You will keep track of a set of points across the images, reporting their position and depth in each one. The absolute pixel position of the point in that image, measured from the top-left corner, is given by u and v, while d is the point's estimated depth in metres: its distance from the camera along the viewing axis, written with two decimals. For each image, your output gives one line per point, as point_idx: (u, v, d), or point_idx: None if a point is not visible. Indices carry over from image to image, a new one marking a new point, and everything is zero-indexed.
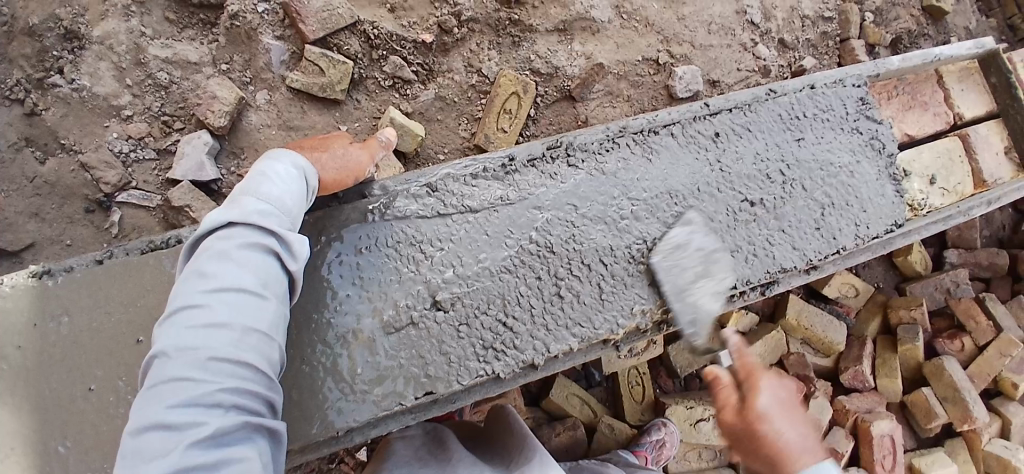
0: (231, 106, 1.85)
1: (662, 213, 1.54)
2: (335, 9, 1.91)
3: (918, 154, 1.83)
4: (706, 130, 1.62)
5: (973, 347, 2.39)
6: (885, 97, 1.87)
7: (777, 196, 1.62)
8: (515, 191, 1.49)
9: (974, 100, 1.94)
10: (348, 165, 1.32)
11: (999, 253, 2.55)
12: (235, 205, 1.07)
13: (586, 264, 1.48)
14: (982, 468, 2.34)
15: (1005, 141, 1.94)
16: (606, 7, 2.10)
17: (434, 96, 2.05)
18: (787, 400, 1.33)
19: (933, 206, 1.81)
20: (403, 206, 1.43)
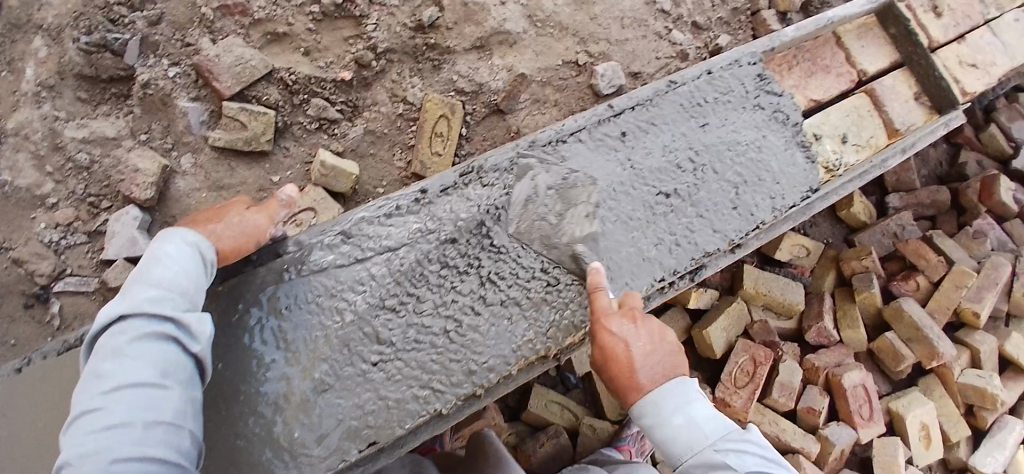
0: (155, 176, 1.83)
1: (581, 220, 1.55)
2: (247, 61, 1.89)
3: (826, 117, 1.90)
4: (613, 130, 1.64)
5: (928, 284, 2.46)
6: (785, 68, 1.92)
7: (690, 184, 1.66)
8: (431, 223, 1.48)
9: (874, 54, 2.00)
10: (245, 229, 1.32)
11: (938, 188, 2.60)
12: (126, 298, 1.14)
13: (512, 284, 1.48)
14: (960, 399, 2.40)
15: (912, 87, 2.01)
16: (519, 18, 2.12)
17: (363, 131, 2.02)
18: (634, 339, 1.35)
19: (848, 164, 1.88)
20: (319, 258, 1.42)
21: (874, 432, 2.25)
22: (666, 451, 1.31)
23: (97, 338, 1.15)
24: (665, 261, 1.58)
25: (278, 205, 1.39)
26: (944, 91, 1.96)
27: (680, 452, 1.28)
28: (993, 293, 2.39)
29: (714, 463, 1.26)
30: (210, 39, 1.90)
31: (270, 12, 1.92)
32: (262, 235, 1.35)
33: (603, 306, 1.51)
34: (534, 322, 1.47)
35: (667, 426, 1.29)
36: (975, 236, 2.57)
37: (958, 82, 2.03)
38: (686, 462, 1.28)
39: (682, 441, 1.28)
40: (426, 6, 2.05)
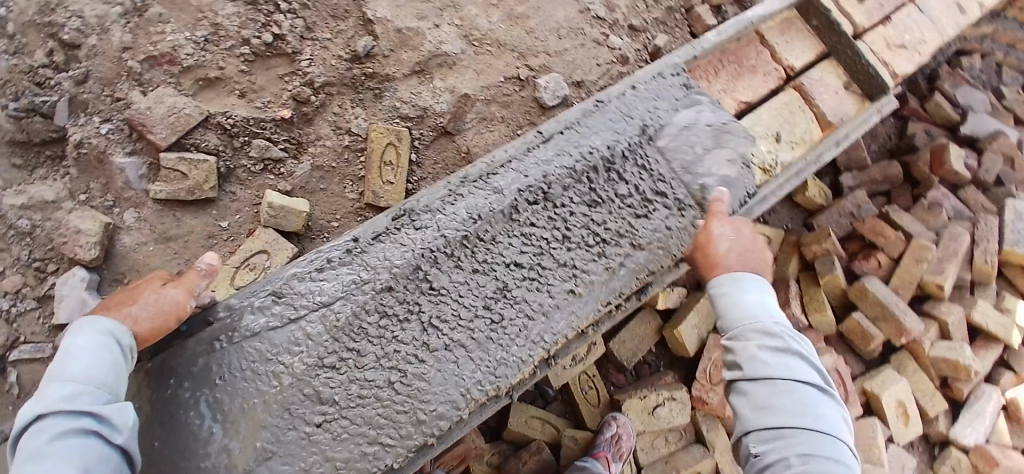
0: (98, 235, 1.77)
1: (518, 252, 1.55)
2: (180, 110, 1.86)
3: (757, 118, 1.92)
4: (545, 156, 1.64)
5: (890, 261, 2.46)
6: (712, 72, 1.95)
7: (625, 203, 1.66)
8: (366, 270, 1.45)
9: (800, 50, 2.04)
10: (162, 307, 1.31)
11: (891, 163, 2.63)
12: (42, 398, 1.15)
13: (456, 324, 1.47)
14: (933, 372, 2.41)
15: (840, 77, 2.06)
16: (455, 38, 2.11)
17: (310, 166, 2.00)
18: (732, 238, 1.54)
19: (784, 162, 1.90)
20: (251, 321, 1.40)
21: (852, 414, 2.26)
22: (728, 316, 1.41)
23: (20, 437, 1.17)
24: (610, 284, 1.60)
25: (196, 276, 1.38)
26: (874, 79, 2.00)
27: (742, 316, 1.39)
28: (953, 264, 2.41)
29: (772, 338, 1.34)
30: (141, 91, 1.87)
31: (199, 59, 1.89)
32: (183, 309, 1.34)
33: (551, 338, 1.52)
34: (482, 362, 1.46)
35: (742, 295, 1.41)
36: (930, 208, 2.59)
37: (888, 66, 2.08)
38: (742, 329, 1.37)
39: (748, 311, 1.39)
40: (359, 36, 2.04)
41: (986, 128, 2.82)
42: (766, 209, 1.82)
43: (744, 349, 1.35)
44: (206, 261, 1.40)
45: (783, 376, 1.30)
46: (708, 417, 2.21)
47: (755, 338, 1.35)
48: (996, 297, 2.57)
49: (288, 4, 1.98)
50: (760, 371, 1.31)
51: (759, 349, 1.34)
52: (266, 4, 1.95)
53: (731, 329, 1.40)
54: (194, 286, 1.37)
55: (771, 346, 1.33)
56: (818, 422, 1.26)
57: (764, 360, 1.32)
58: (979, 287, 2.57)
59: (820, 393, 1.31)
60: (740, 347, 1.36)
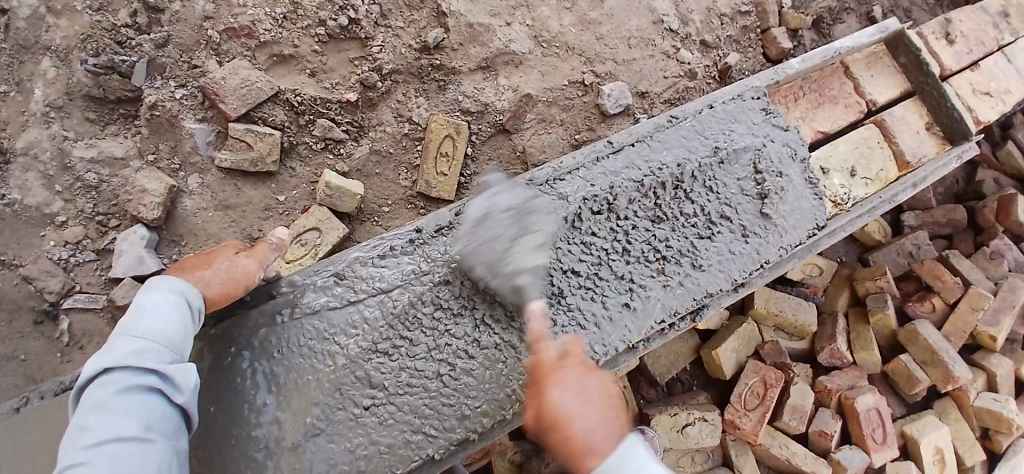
0: (162, 196, 1.84)
1: (576, 260, 1.53)
2: (252, 83, 1.90)
3: (833, 150, 1.87)
4: (612, 167, 1.62)
5: (944, 306, 2.37)
6: (791, 100, 1.90)
7: (690, 222, 1.63)
8: (427, 262, 1.49)
9: (884, 85, 1.99)
10: (235, 274, 1.38)
11: (955, 208, 2.55)
12: (111, 351, 1.18)
13: (508, 325, 1.48)
14: (975, 423, 2.33)
15: (923, 117, 1.98)
16: (524, 38, 2.12)
17: (369, 150, 2.03)
18: (587, 392, 1.21)
19: (856, 198, 1.85)
20: (313, 300, 1.45)
21: (888, 455, 2.19)
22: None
23: (81, 389, 1.18)
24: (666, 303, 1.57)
25: (268, 249, 1.46)
26: (956, 122, 1.93)
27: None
28: (1011, 316, 2.31)
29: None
30: (217, 62, 1.93)
31: (276, 35, 1.94)
32: (253, 279, 1.40)
33: (601, 349, 1.49)
34: (529, 364, 1.46)
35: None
36: (991, 257, 2.48)
37: (972, 111, 1.99)
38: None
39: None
40: (432, 27, 2.06)
41: None
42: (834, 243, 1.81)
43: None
44: (278, 236, 1.47)
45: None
46: (737, 442, 2.17)
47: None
48: None
49: None
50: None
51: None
52: None
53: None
54: (265, 258, 1.44)
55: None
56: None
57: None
58: None
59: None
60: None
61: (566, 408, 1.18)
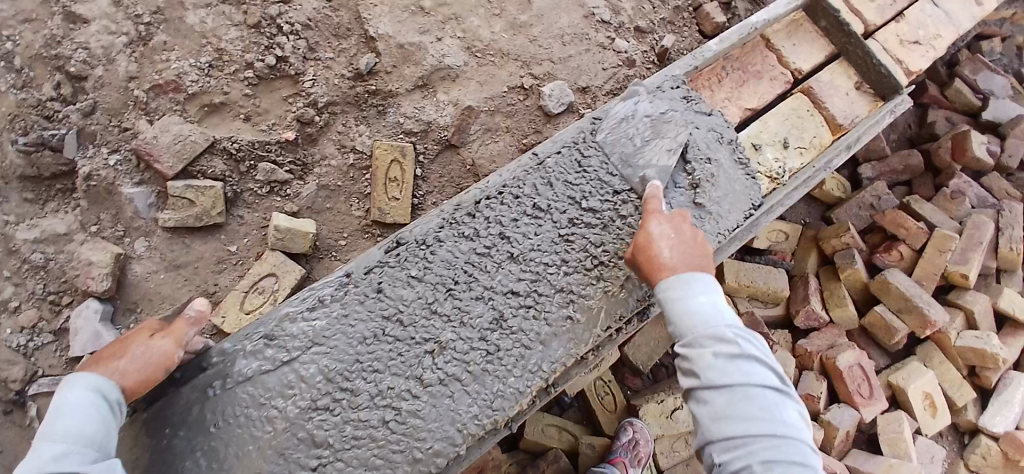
0: (109, 266, 1.80)
1: (513, 279, 1.52)
2: (187, 137, 1.86)
3: (763, 126, 1.87)
4: (538, 179, 1.62)
5: (912, 253, 2.37)
6: (715, 81, 1.90)
7: (626, 221, 1.60)
8: (361, 306, 1.46)
9: (808, 52, 1.98)
10: (150, 358, 1.30)
11: (911, 152, 2.55)
12: (31, 459, 1.15)
13: (451, 357, 1.45)
14: (960, 363, 2.32)
15: (851, 78, 1.99)
16: (457, 51, 2.09)
17: (316, 187, 1.99)
18: (669, 233, 1.44)
19: (791, 170, 1.84)
20: (245, 366, 1.40)
21: (878, 409, 2.19)
22: (677, 322, 1.33)
23: None
24: (611, 308, 1.53)
25: (185, 324, 1.36)
26: (884, 79, 1.92)
27: (696, 321, 1.30)
28: (978, 253, 2.31)
29: (729, 343, 1.26)
30: (147, 120, 1.88)
31: (204, 84, 1.90)
32: (172, 360, 1.33)
33: (549, 367, 1.47)
34: (478, 395, 1.43)
35: (684, 301, 1.33)
36: (953, 197, 2.49)
37: (901, 62, 2.01)
38: (698, 335, 1.29)
39: (698, 314, 1.31)
40: (362, 53, 2.03)
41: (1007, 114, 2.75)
42: (773, 220, 1.80)
43: (702, 356, 1.27)
44: (194, 309, 1.37)
45: (744, 384, 1.23)
46: None
47: (710, 345, 1.27)
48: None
49: (290, 24, 1.97)
50: (723, 378, 1.24)
51: (720, 355, 1.26)
52: (269, 26, 1.96)
53: (685, 336, 1.31)
54: (183, 335, 1.35)
55: (728, 351, 1.25)
56: (783, 431, 1.20)
57: (723, 367, 1.25)
58: (1005, 275, 2.47)
59: (782, 396, 1.25)
60: (696, 356, 1.28)
61: (658, 236, 1.43)
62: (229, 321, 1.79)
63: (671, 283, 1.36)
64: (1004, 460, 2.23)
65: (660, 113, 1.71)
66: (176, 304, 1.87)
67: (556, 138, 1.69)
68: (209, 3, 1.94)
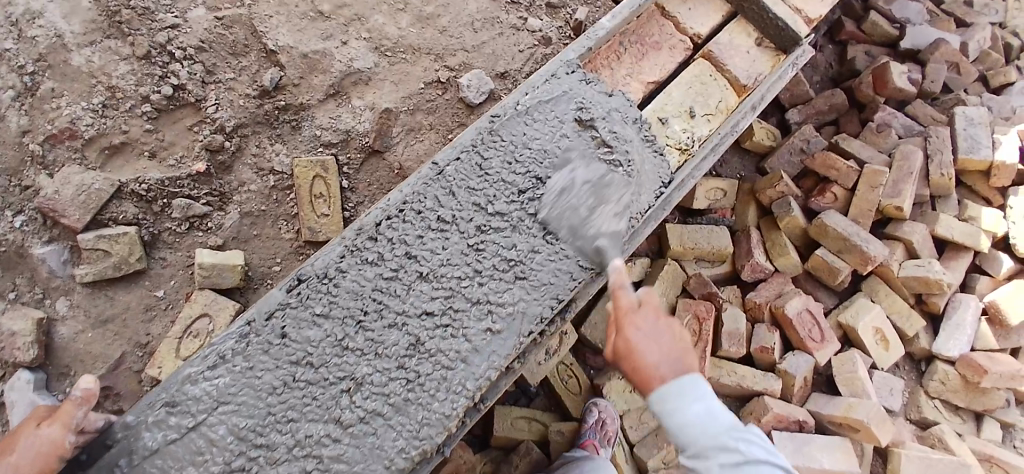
0: (33, 333, 1.67)
1: (426, 300, 1.49)
2: (90, 186, 1.75)
3: (667, 98, 1.92)
4: (441, 190, 1.57)
5: (844, 193, 2.40)
6: (615, 58, 1.94)
7: (535, 220, 1.59)
8: (268, 354, 1.40)
9: (704, 15, 2.06)
10: (39, 449, 1.24)
11: (833, 93, 2.58)
12: None
13: (370, 392, 1.40)
14: (906, 292, 2.38)
15: (751, 35, 2.07)
16: (366, 52, 2.02)
17: (239, 215, 1.90)
18: (658, 337, 1.42)
19: (700, 138, 1.90)
20: (151, 440, 1.32)
21: (832, 350, 2.24)
22: (681, 435, 1.38)
23: None
24: (528, 312, 1.52)
25: (70, 406, 1.29)
26: (783, 32, 2.00)
27: (699, 434, 1.37)
28: (910, 183, 2.33)
29: (732, 452, 1.34)
30: (47, 174, 1.76)
31: (101, 127, 1.79)
32: (63, 446, 1.27)
33: (474, 384, 1.44)
34: (403, 427, 1.39)
35: (682, 412, 1.38)
36: (879, 130, 2.53)
37: (800, 10, 2.06)
38: (702, 447, 1.36)
39: (701, 436, 1.36)
40: (265, 69, 1.94)
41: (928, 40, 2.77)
42: (687, 193, 1.81)
43: (709, 469, 1.35)
44: (79, 388, 1.29)
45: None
46: None
47: (715, 456, 1.35)
48: (960, 209, 2.52)
49: (183, 49, 1.86)
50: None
51: (725, 465, 1.34)
52: (160, 55, 1.84)
53: (690, 448, 1.38)
54: (70, 418, 1.28)
55: (733, 461, 1.34)
56: None
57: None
58: (939, 201, 2.52)
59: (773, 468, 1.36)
60: (704, 468, 1.35)
61: (641, 342, 1.41)
62: (166, 370, 1.71)
63: (663, 402, 1.39)
64: (962, 382, 2.29)
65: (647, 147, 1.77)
66: (109, 363, 1.75)
67: (456, 142, 1.64)
68: (93, 40, 1.81)
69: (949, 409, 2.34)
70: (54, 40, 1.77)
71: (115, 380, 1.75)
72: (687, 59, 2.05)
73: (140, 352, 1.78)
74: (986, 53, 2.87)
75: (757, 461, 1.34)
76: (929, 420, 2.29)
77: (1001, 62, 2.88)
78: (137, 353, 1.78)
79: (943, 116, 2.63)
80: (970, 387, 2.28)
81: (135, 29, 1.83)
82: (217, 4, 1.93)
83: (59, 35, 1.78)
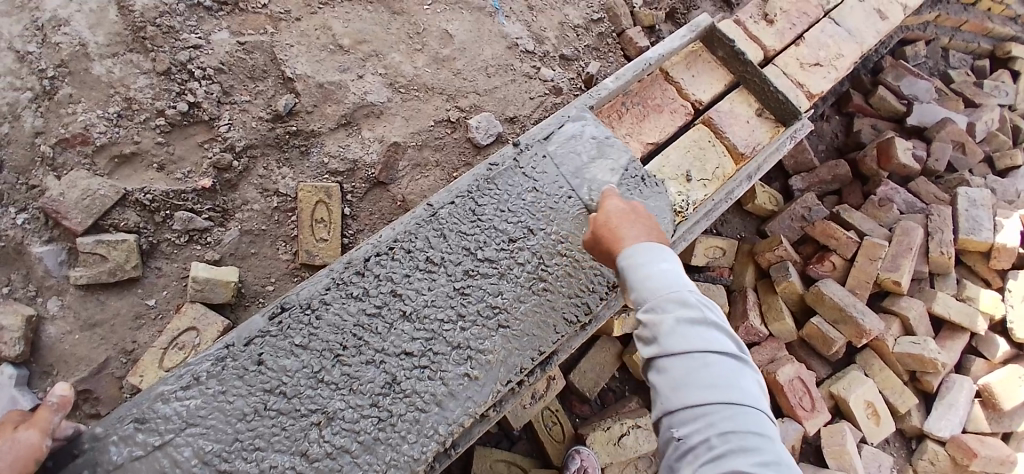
0: (21, 329, 1.65)
1: (407, 339, 1.49)
2: (96, 191, 1.78)
3: (664, 160, 1.96)
4: (431, 231, 1.60)
5: (843, 262, 2.40)
6: (616, 116, 2.01)
7: (522, 268, 1.61)
8: (244, 381, 1.40)
9: (707, 83, 2.12)
10: (18, 452, 1.21)
11: (837, 163, 2.61)
12: None
13: (340, 428, 1.39)
14: (900, 368, 2.35)
15: (752, 105, 2.12)
16: (380, 87, 2.07)
17: (238, 232, 1.92)
18: (627, 215, 1.45)
19: (694, 202, 1.92)
20: (116, 454, 1.31)
21: (821, 420, 2.19)
22: (639, 289, 1.26)
23: None
24: (507, 362, 1.51)
25: (48, 411, 1.30)
26: (783, 105, 2.05)
27: (657, 283, 1.24)
28: (909, 258, 2.34)
29: (690, 308, 1.20)
30: (55, 176, 1.79)
31: (112, 135, 1.82)
32: (41, 449, 1.25)
33: (446, 430, 1.43)
34: (369, 466, 1.37)
35: (649, 265, 1.28)
36: (880, 204, 2.55)
37: (803, 85, 2.15)
38: (659, 300, 1.22)
39: (658, 287, 1.24)
40: (280, 94, 1.99)
41: (934, 118, 2.82)
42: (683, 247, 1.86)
43: (663, 320, 1.20)
44: (56, 394, 1.31)
45: (703, 350, 1.16)
46: None
47: (671, 310, 1.20)
48: (959, 288, 2.50)
49: (202, 69, 1.91)
50: (683, 347, 1.16)
51: (680, 321, 1.18)
52: (179, 72, 1.90)
53: (646, 301, 1.24)
54: (48, 422, 1.28)
55: (690, 316, 1.19)
56: (739, 399, 1.12)
57: (682, 332, 1.17)
58: (938, 277, 2.51)
59: (740, 361, 1.18)
60: (657, 320, 1.20)
61: (616, 223, 1.42)
62: (147, 379, 1.70)
63: (630, 253, 1.32)
64: (952, 464, 2.26)
65: (605, 136, 1.82)
66: (94, 365, 1.75)
67: (453, 186, 1.68)
68: (117, 52, 1.86)
69: None
70: (78, 48, 1.83)
71: (95, 384, 1.74)
72: (688, 123, 2.10)
73: (125, 358, 1.78)
74: (994, 135, 2.91)
75: (712, 325, 1.19)
76: None
77: (1007, 144, 2.92)
78: (121, 359, 1.78)
79: (946, 194, 2.65)
80: (959, 469, 2.26)
81: (158, 46, 1.88)
82: (241, 30, 2.00)
83: (84, 44, 1.84)
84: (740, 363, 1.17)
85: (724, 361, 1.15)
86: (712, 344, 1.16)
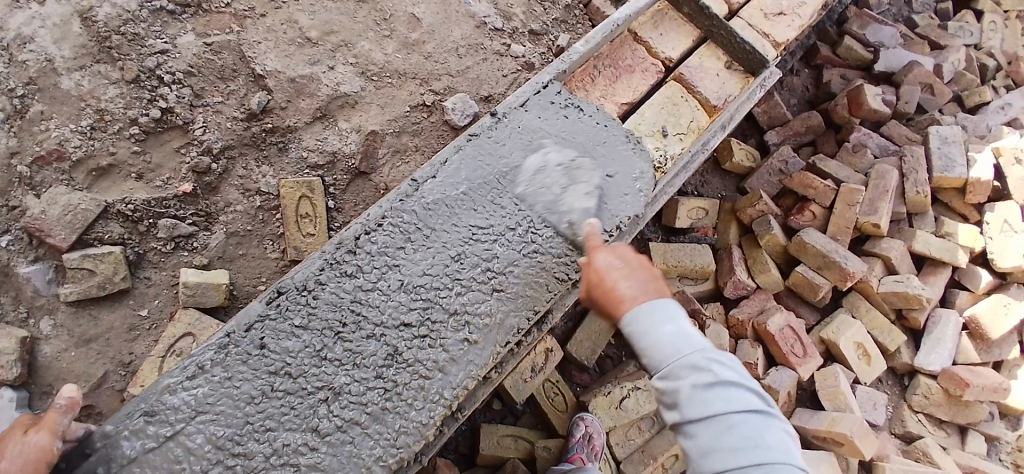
0: (16, 351, 1.64)
1: (406, 311, 1.51)
2: (77, 205, 1.76)
3: (640, 118, 1.99)
4: (418, 205, 1.61)
5: (822, 211, 2.44)
6: (588, 80, 2.02)
7: (511, 232, 1.63)
8: (249, 365, 1.41)
9: (675, 39, 2.14)
10: (28, 456, 1.23)
11: (810, 114, 2.65)
12: None
13: (348, 401, 1.41)
14: (887, 307, 2.41)
15: (721, 58, 2.14)
16: (353, 77, 2.07)
17: (224, 235, 1.91)
18: (618, 265, 1.40)
19: (672, 156, 1.96)
20: (129, 448, 1.32)
21: (814, 365, 2.25)
22: (652, 355, 1.30)
23: None
24: (504, 324, 1.53)
25: (57, 413, 1.29)
26: (749, 54, 2.08)
27: (668, 351, 1.28)
28: (886, 201, 2.39)
29: (701, 371, 1.24)
30: (34, 195, 1.77)
31: (88, 148, 1.81)
32: (52, 452, 1.26)
33: (451, 393, 1.44)
34: (380, 436, 1.39)
35: (654, 330, 1.30)
36: (854, 150, 2.60)
37: (768, 36, 2.17)
38: (671, 367, 1.27)
39: (670, 352, 1.28)
40: (253, 92, 1.98)
41: (901, 61, 2.86)
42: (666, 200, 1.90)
43: (680, 389, 1.25)
44: (65, 396, 1.30)
45: (723, 412, 1.20)
46: None
47: (687, 376, 1.25)
48: (937, 225, 2.56)
49: (172, 74, 1.89)
50: (701, 412, 1.21)
51: (698, 387, 1.23)
52: (149, 79, 1.87)
53: (660, 368, 1.29)
54: (57, 425, 1.28)
55: (704, 380, 1.23)
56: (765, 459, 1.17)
57: (700, 398, 1.22)
58: (916, 217, 2.57)
59: (764, 416, 1.23)
60: (675, 388, 1.25)
61: (610, 272, 1.39)
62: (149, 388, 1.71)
63: (632, 319, 1.32)
64: (946, 396, 2.31)
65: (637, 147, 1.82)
66: (94, 380, 1.74)
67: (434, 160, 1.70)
68: (83, 63, 1.84)
69: (933, 423, 2.35)
70: (45, 64, 1.80)
71: (97, 399, 1.73)
72: (659, 81, 2.12)
73: (123, 370, 1.78)
74: (960, 74, 2.96)
75: (732, 386, 1.23)
76: (914, 433, 2.28)
77: (974, 83, 2.97)
78: (120, 372, 1.77)
79: (918, 135, 2.70)
80: (953, 400, 2.30)
81: (125, 54, 1.86)
82: (206, 31, 1.98)
83: (50, 59, 1.81)
84: (767, 420, 1.22)
85: (750, 418, 1.20)
86: (732, 404, 1.21)
